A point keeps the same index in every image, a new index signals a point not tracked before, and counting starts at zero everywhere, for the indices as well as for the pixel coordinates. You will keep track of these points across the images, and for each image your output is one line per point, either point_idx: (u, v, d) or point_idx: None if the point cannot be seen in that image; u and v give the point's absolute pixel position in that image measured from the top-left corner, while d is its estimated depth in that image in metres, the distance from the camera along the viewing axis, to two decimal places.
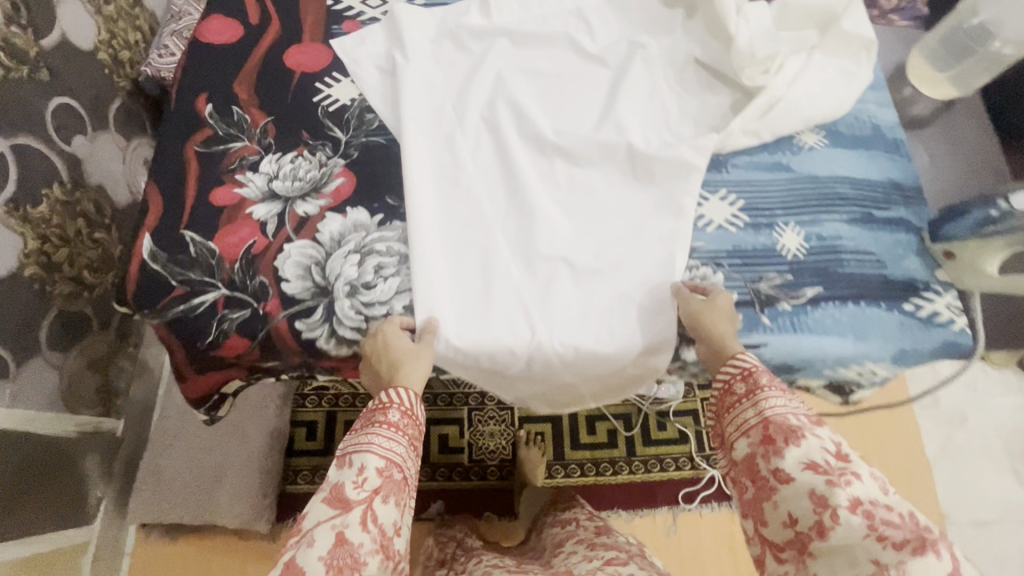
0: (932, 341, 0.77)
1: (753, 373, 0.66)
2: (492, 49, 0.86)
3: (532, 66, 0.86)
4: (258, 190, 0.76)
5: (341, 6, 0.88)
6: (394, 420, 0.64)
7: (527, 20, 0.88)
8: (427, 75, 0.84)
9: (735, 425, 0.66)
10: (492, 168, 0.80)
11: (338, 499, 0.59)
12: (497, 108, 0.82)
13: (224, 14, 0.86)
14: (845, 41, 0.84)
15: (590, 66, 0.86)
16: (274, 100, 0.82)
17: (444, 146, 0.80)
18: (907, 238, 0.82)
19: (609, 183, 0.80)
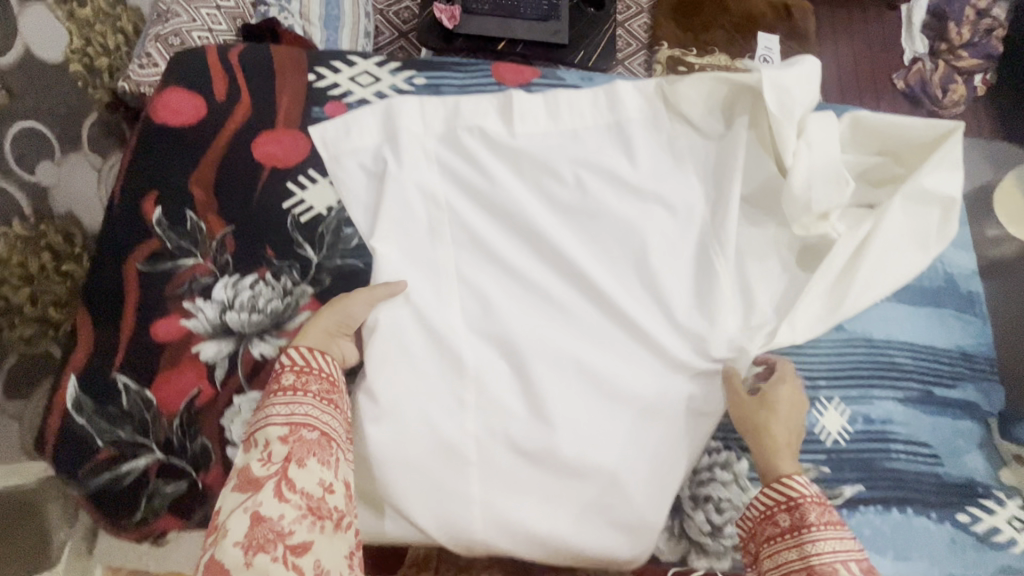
0: (989, 566, 0.65)
1: (799, 505, 0.55)
2: (502, 164, 0.73)
3: (548, 191, 0.72)
4: (207, 323, 0.64)
5: (325, 83, 0.74)
6: (289, 383, 0.56)
7: (555, 134, 0.75)
8: (424, 189, 0.71)
9: (772, 561, 0.55)
10: (481, 315, 0.68)
11: (248, 482, 0.50)
12: (499, 240, 0.70)
13: (185, 87, 0.72)
14: (923, 189, 0.70)
15: (621, 194, 0.73)
16: (236, 202, 0.69)
17: (429, 283, 0.68)
18: (969, 427, 0.70)
19: (614, 345, 0.68)
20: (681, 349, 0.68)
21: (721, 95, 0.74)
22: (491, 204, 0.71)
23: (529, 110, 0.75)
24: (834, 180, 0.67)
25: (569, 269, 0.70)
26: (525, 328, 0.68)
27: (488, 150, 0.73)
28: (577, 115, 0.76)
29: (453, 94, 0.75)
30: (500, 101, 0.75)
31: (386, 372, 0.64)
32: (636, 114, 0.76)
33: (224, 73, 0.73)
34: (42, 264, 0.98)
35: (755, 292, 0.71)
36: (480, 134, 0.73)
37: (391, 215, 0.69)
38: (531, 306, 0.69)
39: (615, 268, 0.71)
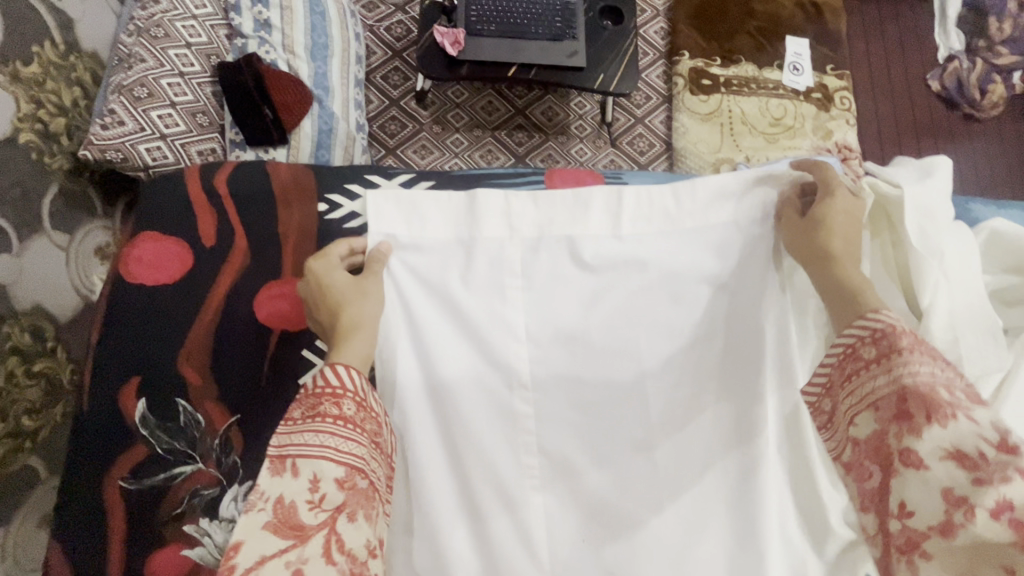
0: None
1: (887, 334, 0.43)
2: (583, 333, 0.60)
3: (642, 363, 0.59)
4: (218, 552, 0.51)
5: (339, 213, 0.60)
6: (348, 413, 0.43)
7: (627, 253, 0.63)
8: (489, 377, 0.59)
9: (855, 398, 0.44)
10: (558, 507, 0.56)
11: (290, 527, 0.38)
12: (565, 392, 0.59)
13: (165, 230, 0.57)
14: None
15: (711, 328, 0.61)
16: (241, 382, 0.55)
17: (481, 455, 0.56)
18: None
19: (717, 526, 0.55)
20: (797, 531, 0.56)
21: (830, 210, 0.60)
22: (574, 388, 0.58)
23: (605, 257, 0.62)
24: (979, 324, 0.55)
25: (671, 464, 0.57)
26: (634, 552, 0.55)
27: (546, 282, 0.62)
28: (661, 257, 0.62)
29: (495, 198, 0.63)
30: (568, 246, 0.63)
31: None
32: (720, 237, 0.63)
33: (211, 208, 0.58)
34: (11, 372, 0.82)
35: None
36: (536, 264, 0.62)
37: (451, 417, 0.57)
38: (623, 498, 0.56)
39: (715, 425, 0.58)
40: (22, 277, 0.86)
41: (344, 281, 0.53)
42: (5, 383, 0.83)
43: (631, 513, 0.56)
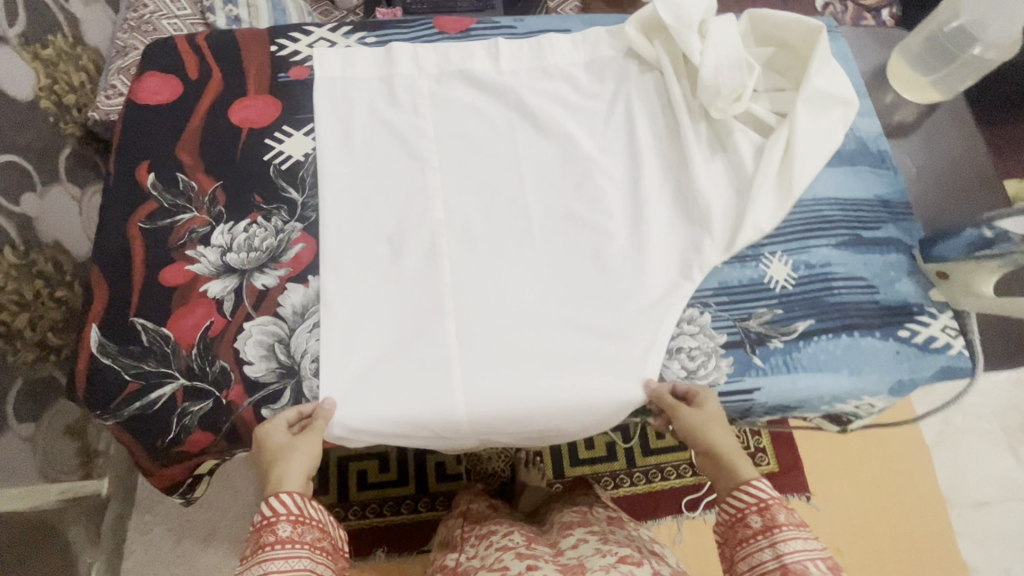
0: (931, 368, 0.74)
1: (770, 507, 0.62)
2: (474, 130, 0.80)
3: (523, 151, 0.80)
4: (212, 266, 0.71)
5: (286, 52, 0.83)
6: (286, 535, 0.58)
7: (508, 71, 0.84)
8: (402, 158, 0.78)
9: (748, 562, 0.61)
10: (454, 228, 0.74)
11: None
12: (459, 157, 0.78)
13: (163, 72, 0.80)
14: (835, 78, 0.80)
15: (570, 113, 0.83)
16: (221, 161, 0.76)
17: (397, 195, 0.75)
18: (898, 259, 0.79)
19: (574, 234, 0.74)
20: (641, 229, 0.74)
21: (629, 34, 0.84)
22: (473, 168, 0.78)
23: (491, 84, 0.83)
24: (739, 66, 0.78)
25: (547, 213, 0.76)
26: (517, 263, 0.72)
27: (446, 90, 0.82)
28: (532, 82, 0.84)
29: (405, 46, 0.83)
30: (461, 71, 0.83)
31: (373, 291, 0.70)
32: (576, 54, 0.86)
33: (194, 56, 0.81)
34: (38, 291, 1.03)
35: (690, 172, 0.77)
36: (440, 79, 0.83)
37: (371, 176, 0.76)
38: (502, 220, 0.75)
39: (570, 172, 0.79)
40: (43, 216, 1.06)
41: (281, 442, 0.62)
42: (34, 302, 1.03)
43: (512, 240, 0.74)
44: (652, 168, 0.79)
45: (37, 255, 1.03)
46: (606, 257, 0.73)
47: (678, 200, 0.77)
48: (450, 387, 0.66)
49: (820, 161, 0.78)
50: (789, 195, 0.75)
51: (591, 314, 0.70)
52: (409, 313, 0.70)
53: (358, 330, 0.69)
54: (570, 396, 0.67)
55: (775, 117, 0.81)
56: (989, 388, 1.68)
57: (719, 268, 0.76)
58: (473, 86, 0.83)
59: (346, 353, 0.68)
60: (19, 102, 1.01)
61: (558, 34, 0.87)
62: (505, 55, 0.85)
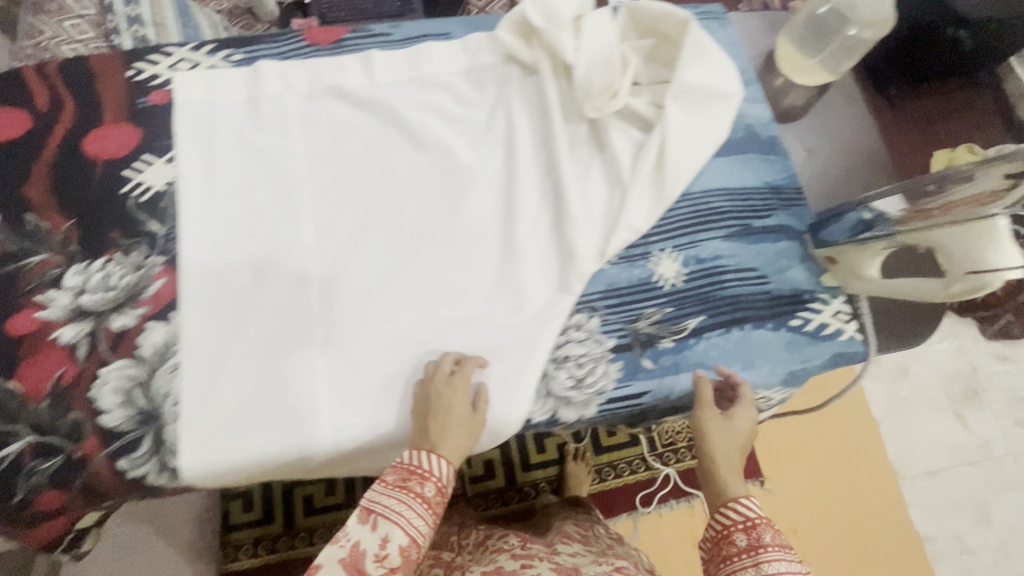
0: (823, 355, 0.73)
1: (756, 526, 0.61)
2: (346, 150, 0.77)
3: (399, 169, 0.77)
4: (64, 310, 0.67)
5: (144, 76, 0.78)
6: (427, 494, 0.62)
7: (385, 85, 0.81)
8: (269, 184, 0.74)
9: None
10: (325, 256, 0.72)
11: (355, 567, 0.58)
12: (331, 180, 0.76)
13: (10, 106, 0.75)
14: (715, 70, 0.79)
15: (449, 125, 0.80)
16: (75, 197, 0.72)
17: (264, 225, 0.72)
18: (789, 246, 0.78)
19: (449, 254, 0.74)
20: (518, 245, 0.74)
21: (504, 39, 0.81)
22: (346, 191, 0.75)
23: (366, 99, 0.80)
24: (609, 63, 0.76)
25: (422, 233, 0.74)
26: (392, 288, 0.71)
27: (317, 109, 0.79)
28: (408, 94, 0.81)
29: (272, 65, 0.80)
30: (333, 89, 0.80)
31: (237, 327, 0.68)
32: (455, 63, 0.83)
33: (44, 87, 0.76)
34: None
35: (570, 181, 0.76)
36: (311, 98, 0.79)
37: (234, 206, 0.73)
38: (376, 244, 0.73)
39: (447, 189, 0.77)
40: None
41: (461, 416, 0.64)
42: None
43: (386, 265, 0.72)
44: (531, 178, 0.77)
45: None
46: (481, 275, 0.73)
47: (557, 208, 0.76)
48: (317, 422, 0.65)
49: (700, 159, 0.78)
50: (665, 196, 0.76)
51: (466, 337, 0.70)
52: (277, 347, 0.67)
53: (222, 368, 0.66)
54: None
55: (654, 110, 0.79)
56: (934, 358, 1.66)
57: (604, 270, 0.75)
58: (346, 103, 0.80)
59: (207, 393, 0.64)
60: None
61: (437, 43, 0.84)
62: (380, 67, 0.81)
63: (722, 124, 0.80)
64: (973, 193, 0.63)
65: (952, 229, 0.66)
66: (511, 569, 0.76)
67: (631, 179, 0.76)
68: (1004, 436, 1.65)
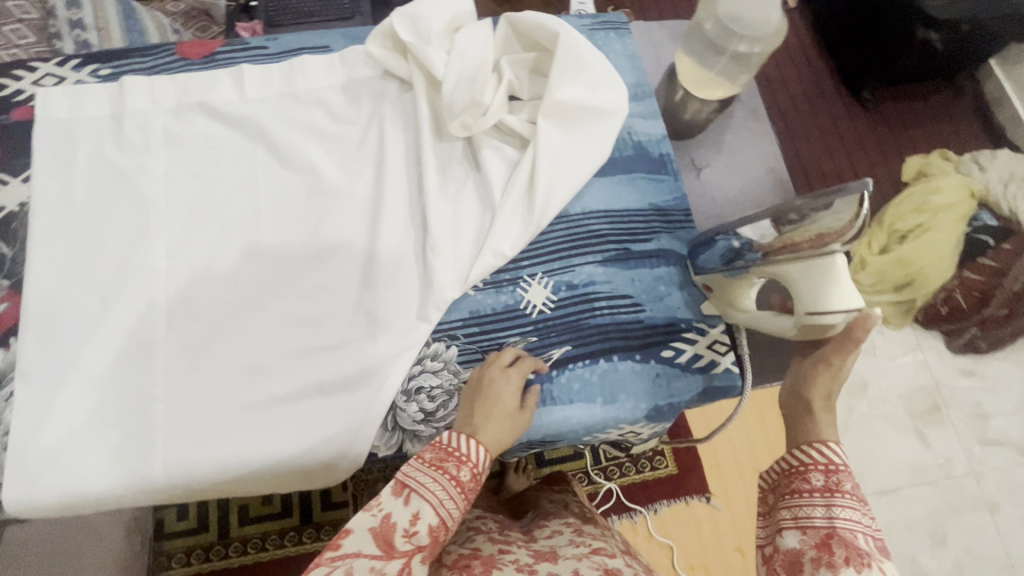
0: (693, 389, 0.69)
1: (837, 471, 0.55)
2: (208, 168, 0.75)
3: (262, 188, 0.75)
4: None
5: (8, 93, 0.77)
6: (461, 478, 0.56)
7: (254, 102, 0.78)
8: (125, 205, 0.73)
9: (791, 512, 0.55)
10: (177, 280, 0.70)
11: (386, 542, 0.51)
12: (190, 201, 0.73)
13: None
14: (593, 85, 0.75)
15: (320, 143, 0.78)
16: None
17: (115, 248, 0.71)
18: (669, 272, 0.74)
19: (306, 279, 0.71)
20: (377, 270, 0.71)
21: (378, 54, 0.79)
22: (204, 213, 0.73)
23: (234, 116, 0.77)
24: (478, 79, 0.73)
25: (280, 256, 0.72)
26: (243, 314, 0.69)
27: (182, 126, 0.77)
28: (279, 111, 0.78)
29: (139, 80, 0.77)
30: (201, 106, 0.78)
31: (74, 355, 0.66)
32: (332, 78, 0.80)
33: None
34: None
35: (435, 202, 0.73)
36: (177, 116, 0.77)
37: (86, 228, 0.71)
38: (231, 268, 0.71)
39: (312, 210, 0.74)
40: None
41: (508, 409, 0.62)
42: None
43: (239, 289, 0.70)
44: (398, 199, 0.75)
45: None
46: (338, 301, 0.71)
47: (422, 231, 0.73)
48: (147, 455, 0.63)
49: (578, 178, 0.75)
50: (535, 218, 0.73)
51: (315, 368, 0.68)
52: (115, 375, 0.65)
53: (55, 397, 0.64)
54: (283, 456, 0.65)
55: (530, 127, 0.75)
56: (893, 370, 1.38)
57: (468, 297, 0.72)
58: (214, 120, 0.77)
59: (38, 422, 0.63)
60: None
61: (313, 57, 0.81)
62: (251, 82, 0.79)
63: (603, 141, 0.76)
64: (830, 224, 0.55)
65: (797, 264, 0.58)
66: (488, 553, 0.69)
67: (498, 200, 0.73)
68: (968, 455, 1.35)
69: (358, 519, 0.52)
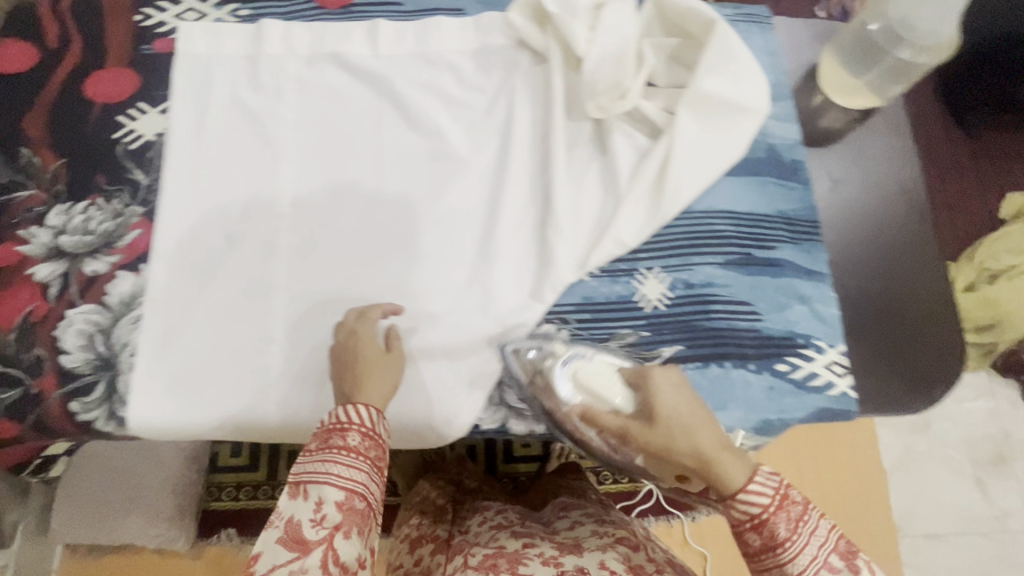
0: (805, 407, 0.66)
1: (766, 522, 0.48)
2: (336, 121, 0.75)
3: (387, 147, 0.74)
4: (43, 247, 0.68)
5: (151, 22, 0.78)
6: (353, 444, 0.55)
7: (386, 58, 0.78)
8: (256, 148, 0.73)
9: (759, 573, 0.50)
10: (299, 228, 0.71)
11: (296, 541, 0.51)
12: (317, 151, 0.74)
13: (22, 39, 0.76)
14: (737, 79, 0.72)
15: (447, 107, 0.76)
16: (69, 138, 0.73)
17: (244, 189, 0.71)
18: (792, 283, 0.71)
19: (424, 243, 0.71)
20: (495, 242, 0.71)
21: (517, 22, 0.77)
22: (330, 165, 0.73)
23: (366, 71, 0.77)
24: (622, 61, 0.71)
25: (401, 216, 0.72)
26: (361, 271, 0.70)
27: (313, 76, 0.76)
28: (409, 70, 0.77)
29: (277, 25, 0.77)
30: (333, 57, 0.77)
31: (200, 289, 0.67)
32: (464, 43, 0.79)
33: (56, 23, 0.77)
34: None
35: (560, 182, 0.72)
36: (310, 64, 0.77)
37: (217, 166, 0.72)
38: (352, 223, 0.71)
39: (435, 175, 0.74)
40: None
41: (374, 356, 0.63)
42: None
43: (358, 245, 0.71)
44: (522, 174, 0.73)
45: None
46: (454, 269, 0.70)
47: (543, 209, 0.72)
48: (260, 395, 0.65)
49: (709, 175, 0.72)
50: (661, 211, 0.71)
51: (424, 333, 0.68)
52: (236, 315, 0.67)
53: (181, 326, 0.66)
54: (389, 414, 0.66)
55: (666, 117, 0.73)
56: (963, 415, 1.31)
57: (584, 282, 0.70)
58: (345, 71, 0.77)
59: (165, 348, 0.65)
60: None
61: (447, 18, 0.79)
62: (385, 39, 0.78)
63: (738, 140, 0.73)
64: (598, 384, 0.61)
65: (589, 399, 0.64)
66: (512, 550, 0.68)
67: (624, 189, 0.71)
68: None
69: (266, 540, 0.53)
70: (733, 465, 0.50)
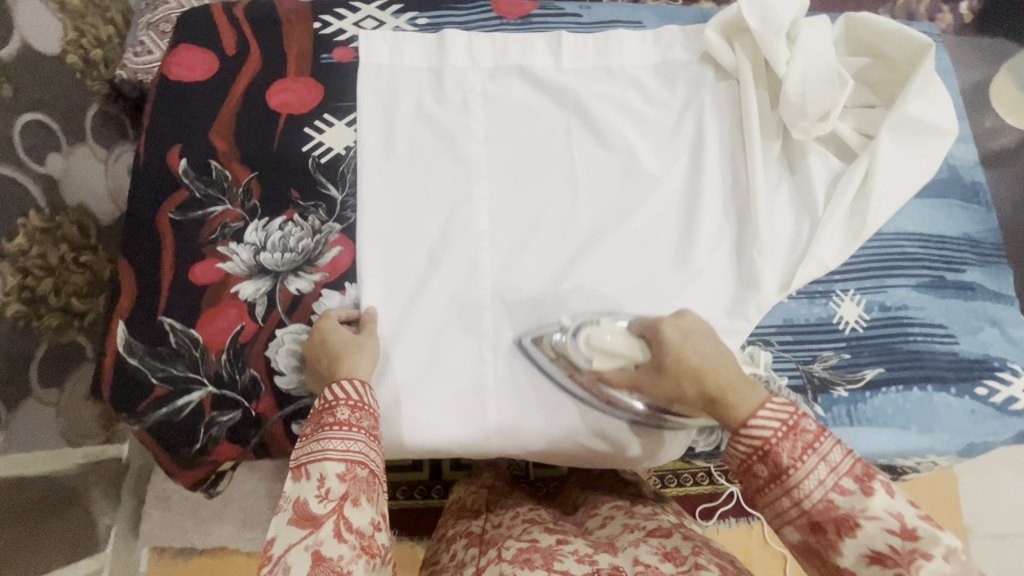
0: (1008, 431, 0.68)
1: (772, 450, 0.49)
2: (527, 137, 0.74)
3: (580, 163, 0.74)
4: (244, 265, 0.67)
5: (330, 30, 0.76)
6: (344, 418, 0.53)
7: (571, 72, 0.76)
8: (448, 163, 0.72)
9: (771, 510, 0.50)
10: (501, 246, 0.70)
11: (305, 518, 0.49)
12: (511, 167, 0.73)
13: (197, 45, 0.74)
14: (934, 102, 0.72)
15: (634, 123, 0.76)
16: (256, 149, 0.71)
17: (442, 206, 0.70)
18: (983, 307, 0.73)
19: (625, 261, 0.71)
20: (698, 262, 0.70)
21: (708, 38, 0.75)
22: (525, 182, 0.72)
23: (552, 85, 0.75)
24: (829, 83, 0.70)
25: (600, 234, 0.71)
26: (565, 289, 0.69)
27: (499, 89, 0.75)
28: (594, 85, 0.76)
29: (460, 33, 0.76)
30: (518, 71, 0.76)
31: (409, 309, 0.66)
32: (646, 57, 0.78)
33: (232, 29, 0.75)
34: (62, 255, 0.89)
35: (760, 202, 0.71)
36: (495, 77, 0.75)
37: (412, 182, 0.71)
38: (552, 240, 0.71)
39: (629, 192, 0.73)
40: (70, 178, 0.91)
41: (343, 340, 0.61)
42: (56, 266, 0.89)
43: (560, 262, 0.70)
44: (717, 193, 0.73)
45: (61, 219, 0.88)
46: (657, 288, 0.70)
47: (741, 230, 0.72)
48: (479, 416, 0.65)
49: (903, 198, 0.72)
50: (861, 234, 0.71)
51: None
52: (446, 334, 0.66)
53: (395, 347, 0.65)
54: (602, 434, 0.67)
55: (861, 139, 0.73)
56: None
57: (784, 304, 0.71)
58: (531, 85, 0.76)
59: (382, 369, 0.65)
60: (46, 58, 0.85)
61: (628, 31, 0.78)
62: (568, 52, 0.77)
63: (932, 162, 0.73)
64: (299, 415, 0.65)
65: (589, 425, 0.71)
66: (546, 544, 0.58)
67: (825, 210, 0.71)
68: None
69: (279, 525, 0.50)
70: (744, 398, 0.51)
